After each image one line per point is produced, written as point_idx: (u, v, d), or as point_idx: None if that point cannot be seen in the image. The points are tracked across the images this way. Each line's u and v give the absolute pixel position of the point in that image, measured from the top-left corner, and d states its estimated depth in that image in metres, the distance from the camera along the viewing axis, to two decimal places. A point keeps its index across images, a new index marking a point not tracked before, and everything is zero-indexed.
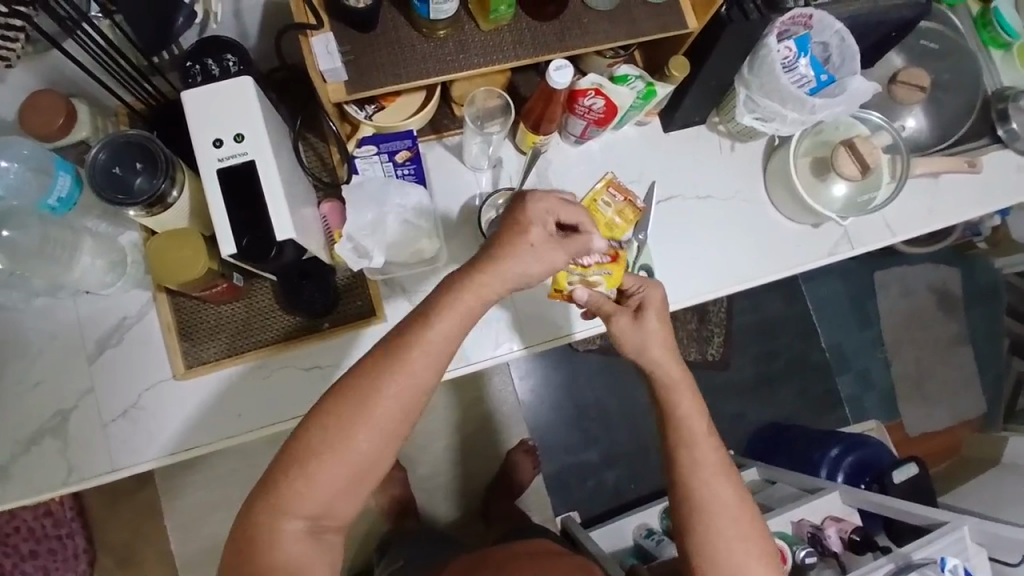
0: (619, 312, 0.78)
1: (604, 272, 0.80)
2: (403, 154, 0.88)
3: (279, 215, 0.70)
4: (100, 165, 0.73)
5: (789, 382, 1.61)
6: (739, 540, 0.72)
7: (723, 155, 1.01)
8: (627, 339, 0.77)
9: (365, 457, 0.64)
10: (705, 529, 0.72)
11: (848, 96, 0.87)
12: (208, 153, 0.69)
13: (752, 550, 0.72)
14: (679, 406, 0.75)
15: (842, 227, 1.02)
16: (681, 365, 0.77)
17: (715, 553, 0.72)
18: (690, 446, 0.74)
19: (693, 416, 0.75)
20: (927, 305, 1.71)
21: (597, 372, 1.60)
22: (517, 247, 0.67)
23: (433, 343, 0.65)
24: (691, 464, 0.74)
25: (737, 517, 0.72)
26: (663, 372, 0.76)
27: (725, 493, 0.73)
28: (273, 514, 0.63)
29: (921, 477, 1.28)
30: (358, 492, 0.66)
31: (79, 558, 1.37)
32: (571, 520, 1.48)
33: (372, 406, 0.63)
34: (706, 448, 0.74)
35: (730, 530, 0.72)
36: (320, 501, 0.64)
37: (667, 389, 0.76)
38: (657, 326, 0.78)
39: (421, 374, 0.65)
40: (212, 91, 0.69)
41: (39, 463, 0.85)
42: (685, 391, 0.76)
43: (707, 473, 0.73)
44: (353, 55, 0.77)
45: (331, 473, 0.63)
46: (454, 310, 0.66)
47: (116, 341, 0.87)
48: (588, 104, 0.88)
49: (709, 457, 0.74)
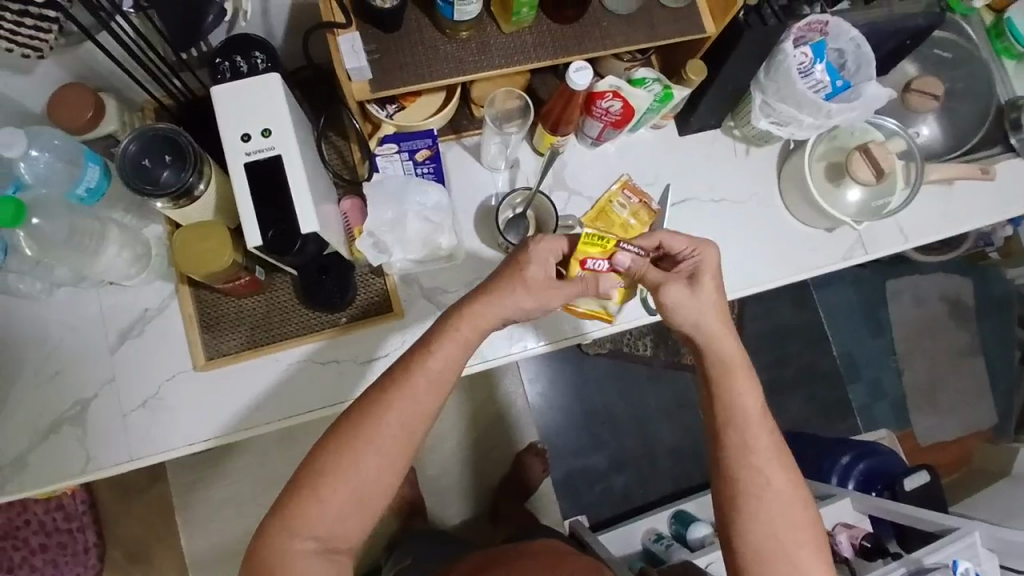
0: (675, 279, 0.73)
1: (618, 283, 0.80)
2: (423, 152, 0.90)
3: (304, 209, 0.71)
4: (130, 156, 0.74)
5: (798, 390, 1.61)
6: (790, 530, 0.68)
7: (737, 159, 1.03)
8: (684, 311, 0.73)
9: (370, 483, 0.66)
10: (750, 517, 0.69)
11: (864, 101, 0.88)
12: (235, 146, 0.70)
13: (802, 542, 0.68)
14: (733, 383, 0.72)
15: (856, 232, 1.02)
16: (738, 345, 0.73)
17: (761, 541, 0.68)
18: (742, 427, 0.71)
19: (748, 396, 0.72)
20: (937, 315, 1.71)
21: (606, 376, 1.61)
22: (519, 289, 0.70)
23: (429, 369, 0.69)
24: (741, 446, 0.71)
25: (789, 506, 0.69)
26: (719, 357, 0.73)
27: (778, 480, 0.70)
28: (285, 532, 0.65)
29: (933, 486, 1.27)
30: (363, 517, 0.67)
31: (89, 552, 1.39)
32: (580, 524, 1.47)
33: (377, 430, 0.66)
34: (760, 430, 0.71)
35: (780, 517, 0.69)
36: (328, 519, 0.65)
37: (719, 363, 0.73)
38: (712, 293, 0.73)
39: (426, 400, 0.68)
40: (240, 87, 0.71)
41: (58, 453, 0.86)
42: (739, 372, 0.73)
43: (758, 456, 0.70)
44: (378, 54, 0.78)
45: (338, 493, 0.65)
46: (460, 346, 0.70)
47: (138, 332, 0.89)
48: (606, 106, 0.89)
49: (763, 440, 0.71)
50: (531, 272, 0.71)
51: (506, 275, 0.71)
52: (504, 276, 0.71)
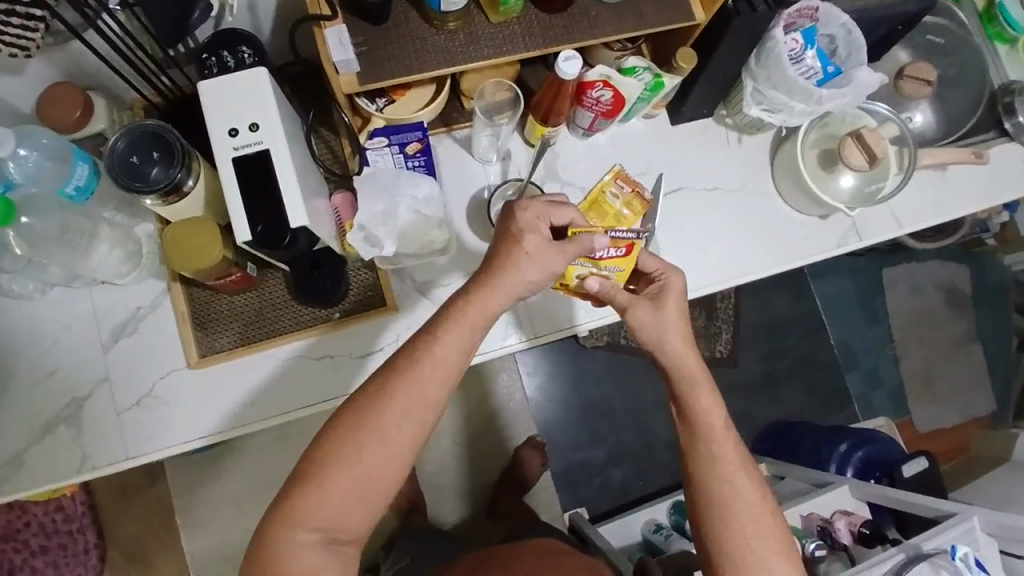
0: (640, 303, 0.77)
1: (615, 269, 0.80)
2: (413, 145, 0.88)
3: (293, 203, 0.71)
4: (118, 153, 0.74)
5: (796, 379, 1.61)
6: (760, 538, 0.72)
7: (730, 147, 1.03)
8: (648, 330, 0.76)
9: (372, 472, 0.66)
10: (722, 528, 0.73)
11: (855, 87, 0.87)
12: (223, 142, 0.70)
13: (772, 546, 0.72)
14: (699, 402, 0.76)
15: (850, 219, 1.02)
16: (700, 362, 0.77)
17: (732, 548, 0.72)
18: (709, 441, 0.75)
19: (713, 413, 0.76)
20: (934, 303, 1.70)
21: (604, 369, 1.61)
22: (506, 268, 0.70)
23: (427, 370, 0.67)
24: (710, 460, 0.75)
25: (758, 515, 0.73)
26: (683, 369, 0.76)
27: (746, 490, 0.73)
28: (287, 524, 0.65)
29: (932, 472, 1.26)
30: (366, 508, 0.67)
31: (89, 552, 1.40)
32: (579, 516, 1.50)
33: (380, 421, 0.66)
34: (726, 444, 0.75)
35: (751, 527, 0.72)
36: (330, 511, 0.65)
37: (685, 382, 0.76)
38: (677, 318, 0.77)
39: (427, 394, 0.68)
40: (227, 81, 0.70)
41: (53, 453, 0.86)
42: (704, 388, 0.76)
43: (725, 469, 0.74)
44: (365, 46, 0.78)
45: (340, 485, 0.65)
46: (461, 326, 0.69)
47: (131, 331, 0.89)
48: (596, 96, 0.89)
49: (729, 453, 0.75)
50: (527, 245, 0.70)
51: (503, 250, 0.70)
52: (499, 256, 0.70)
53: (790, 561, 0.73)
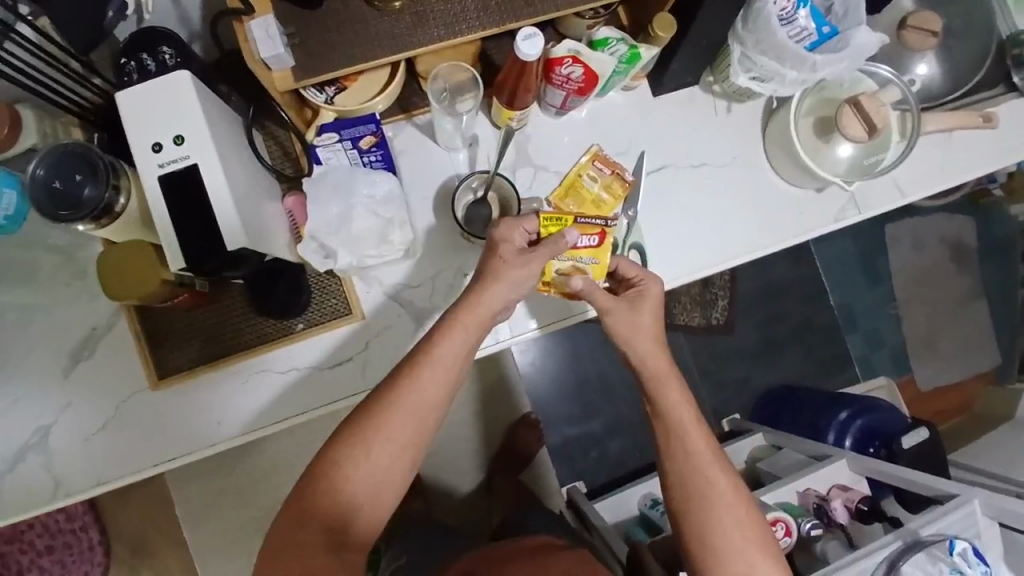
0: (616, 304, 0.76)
1: (591, 261, 0.80)
2: (367, 139, 0.81)
3: (228, 221, 0.65)
4: (38, 181, 0.67)
5: (794, 343, 1.57)
6: (738, 528, 0.69)
7: (717, 117, 0.94)
8: (619, 326, 0.76)
9: (381, 469, 0.68)
10: (698, 521, 0.70)
11: (853, 51, 0.78)
12: (147, 158, 0.64)
13: (752, 540, 0.69)
14: (666, 395, 0.74)
15: (847, 191, 0.94)
16: (667, 359, 0.76)
17: (712, 542, 0.69)
18: (679, 434, 0.73)
19: (682, 405, 0.74)
20: (939, 260, 1.64)
21: (597, 343, 1.57)
22: (496, 266, 0.74)
23: (431, 375, 0.70)
24: (683, 452, 0.72)
25: (734, 504, 0.70)
26: (649, 363, 0.75)
27: (720, 482, 0.71)
28: (297, 520, 0.66)
29: (931, 442, 1.23)
30: (376, 506, 0.69)
31: (94, 550, 1.41)
32: (576, 491, 1.47)
33: (390, 419, 0.68)
34: (696, 435, 0.73)
35: (727, 518, 0.69)
36: (341, 508, 0.67)
37: (654, 380, 0.75)
38: (650, 321, 0.76)
39: (432, 394, 0.70)
40: (146, 88, 0.63)
41: (24, 483, 0.83)
42: (672, 381, 0.75)
43: (697, 461, 0.71)
44: (298, 38, 0.69)
45: (351, 480, 0.67)
46: (462, 331, 0.72)
47: (89, 353, 0.85)
48: (566, 73, 0.81)
49: (699, 444, 0.72)
50: (505, 250, 0.74)
51: (490, 259, 0.74)
52: (490, 259, 0.74)
53: (773, 554, 0.70)
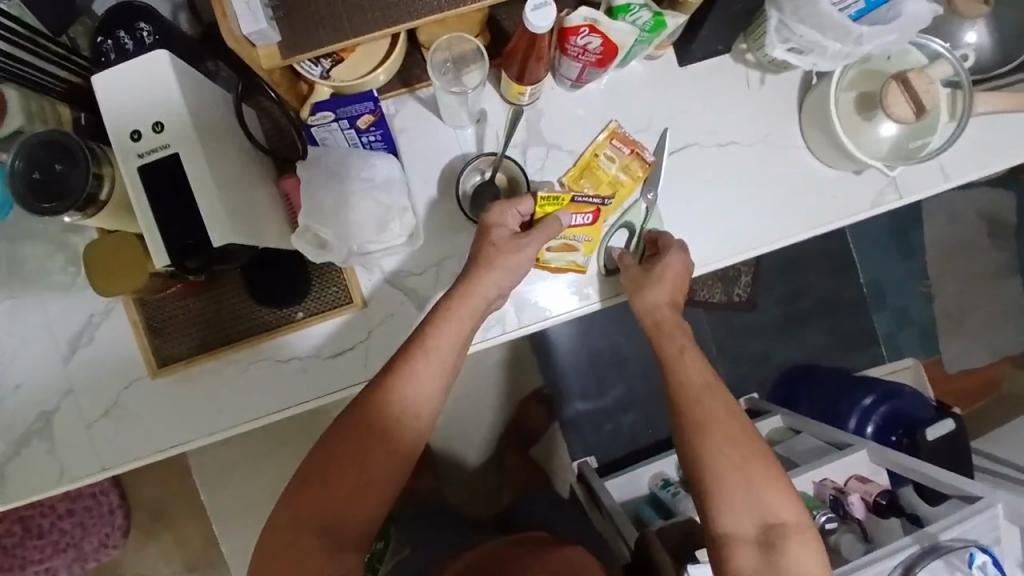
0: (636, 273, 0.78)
1: (584, 238, 0.82)
2: (366, 118, 0.73)
3: (212, 212, 0.60)
4: (19, 173, 0.63)
5: (818, 322, 1.50)
6: (738, 451, 0.70)
7: (749, 90, 0.86)
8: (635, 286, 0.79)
9: (375, 459, 0.66)
10: (700, 449, 0.71)
11: (901, 23, 0.70)
12: (125, 147, 0.60)
13: (755, 468, 0.69)
14: (665, 341, 0.77)
15: (887, 174, 0.86)
16: (677, 316, 0.78)
17: (714, 473, 0.69)
18: (674, 368, 0.75)
19: (681, 355, 0.76)
20: (977, 235, 1.54)
21: (610, 319, 1.53)
22: (496, 252, 0.71)
23: (424, 369, 0.68)
24: (679, 385, 0.74)
25: (733, 433, 0.71)
26: (651, 313, 0.79)
27: (717, 410, 0.72)
28: (292, 514, 0.65)
29: (958, 435, 1.20)
30: (370, 501, 0.66)
31: (114, 513, 1.44)
32: (587, 467, 1.42)
33: (381, 409, 0.67)
34: (692, 370, 0.75)
35: (728, 447, 0.70)
36: (334, 505, 0.65)
37: (656, 330, 0.78)
38: (667, 291, 0.78)
39: (425, 382, 0.68)
40: (122, 70, 0.59)
41: (31, 468, 0.83)
42: (672, 331, 0.77)
43: (691, 393, 0.73)
44: (282, 10, 0.63)
45: (342, 469, 0.65)
46: (459, 322, 0.70)
47: (87, 340, 0.83)
48: (583, 43, 0.73)
49: (694, 377, 0.74)
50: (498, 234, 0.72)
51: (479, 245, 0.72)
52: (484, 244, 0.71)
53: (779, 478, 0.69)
